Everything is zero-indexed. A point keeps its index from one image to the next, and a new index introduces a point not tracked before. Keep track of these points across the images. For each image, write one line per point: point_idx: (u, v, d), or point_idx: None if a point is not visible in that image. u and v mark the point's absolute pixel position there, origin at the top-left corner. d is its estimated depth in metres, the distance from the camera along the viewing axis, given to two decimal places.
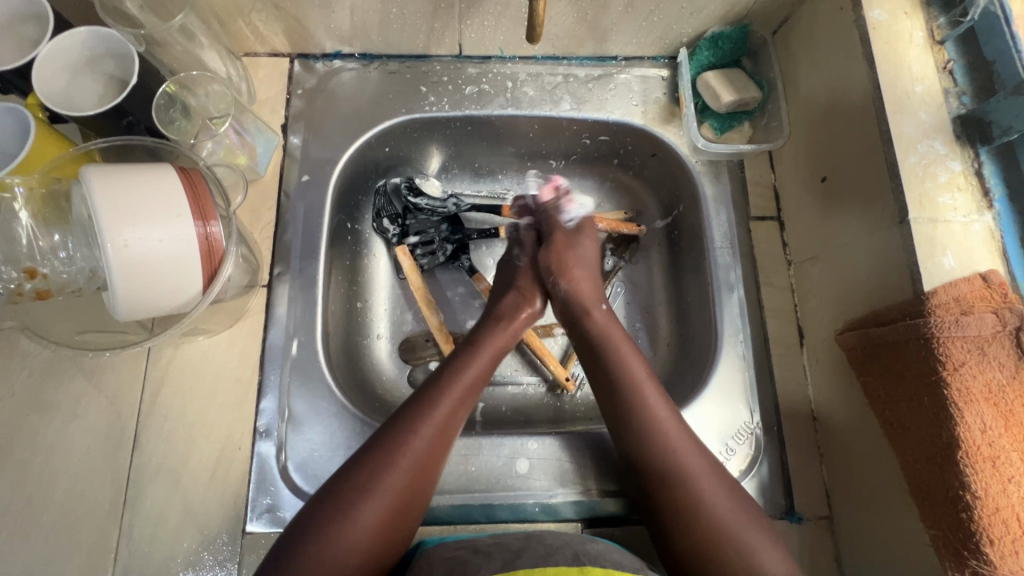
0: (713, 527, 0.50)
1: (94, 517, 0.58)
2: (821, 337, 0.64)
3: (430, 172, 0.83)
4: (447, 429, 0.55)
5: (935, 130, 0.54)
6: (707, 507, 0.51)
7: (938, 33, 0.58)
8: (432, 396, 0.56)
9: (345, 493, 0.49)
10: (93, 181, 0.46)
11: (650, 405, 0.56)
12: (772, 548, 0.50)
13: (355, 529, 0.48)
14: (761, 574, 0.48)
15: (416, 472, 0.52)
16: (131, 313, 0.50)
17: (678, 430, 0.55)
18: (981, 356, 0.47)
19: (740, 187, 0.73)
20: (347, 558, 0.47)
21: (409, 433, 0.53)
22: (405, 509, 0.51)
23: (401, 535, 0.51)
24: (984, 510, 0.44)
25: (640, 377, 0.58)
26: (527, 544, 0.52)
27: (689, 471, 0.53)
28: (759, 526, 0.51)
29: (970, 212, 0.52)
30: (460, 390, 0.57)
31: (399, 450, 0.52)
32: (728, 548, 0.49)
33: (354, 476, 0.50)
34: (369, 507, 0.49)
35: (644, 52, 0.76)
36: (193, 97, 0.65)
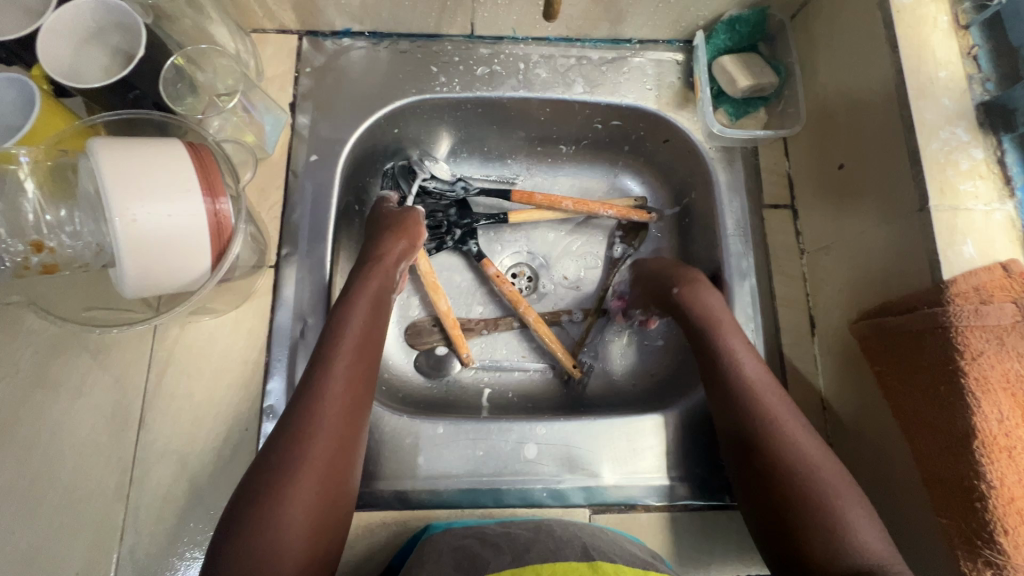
0: (809, 490, 0.51)
1: (100, 496, 0.58)
2: (832, 326, 0.64)
3: (440, 156, 0.82)
4: (346, 389, 0.54)
5: (957, 117, 0.53)
6: (808, 473, 0.52)
7: (964, 17, 0.56)
8: (322, 360, 0.55)
9: (262, 484, 0.48)
10: (101, 154, 0.45)
11: (749, 379, 0.58)
12: (869, 521, 0.50)
13: (283, 515, 0.47)
14: (857, 539, 0.49)
15: (331, 440, 0.51)
16: (139, 291, 0.49)
17: (783, 403, 0.56)
18: (1000, 346, 0.47)
19: (753, 174, 0.72)
20: (288, 544, 0.47)
21: (309, 406, 0.52)
22: (333, 476, 0.50)
23: (342, 503, 0.51)
24: (999, 500, 0.44)
25: (743, 355, 0.59)
26: (536, 537, 0.51)
27: (791, 438, 0.54)
28: (857, 496, 0.51)
29: (990, 200, 0.52)
30: (350, 347, 0.56)
31: (304, 424, 0.51)
32: (825, 510, 0.50)
33: (263, 465, 0.49)
34: (292, 490, 0.48)
35: (659, 35, 0.75)
36: (200, 73, 0.63)
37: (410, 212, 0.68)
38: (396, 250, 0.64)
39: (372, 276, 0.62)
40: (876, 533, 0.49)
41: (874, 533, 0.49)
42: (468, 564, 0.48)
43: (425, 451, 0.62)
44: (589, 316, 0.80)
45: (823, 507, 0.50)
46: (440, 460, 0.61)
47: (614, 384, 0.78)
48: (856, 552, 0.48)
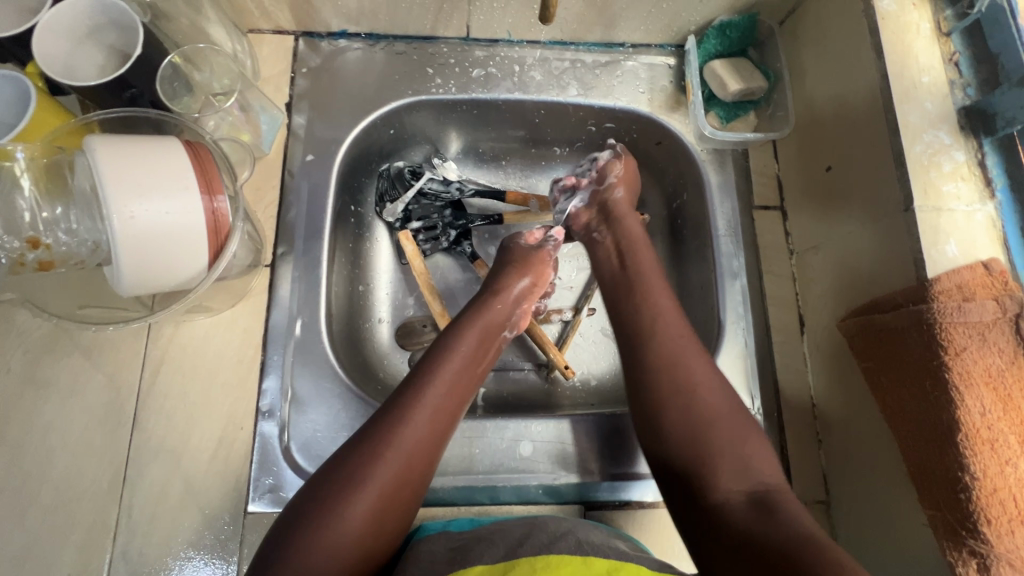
0: (704, 416, 0.52)
1: (93, 495, 0.57)
2: (821, 325, 0.65)
3: (451, 153, 0.83)
4: (443, 418, 0.54)
5: (940, 120, 0.55)
6: (699, 398, 0.53)
7: (945, 25, 0.58)
8: (422, 383, 0.55)
9: (346, 475, 0.48)
10: (98, 151, 0.45)
11: (677, 338, 0.57)
12: (763, 445, 0.51)
13: (349, 519, 0.46)
14: (756, 463, 0.49)
15: (412, 456, 0.51)
16: (135, 288, 0.49)
17: (697, 350, 0.56)
18: (981, 342, 0.49)
19: (743, 177, 0.74)
20: (344, 550, 0.46)
21: (402, 421, 0.52)
22: (400, 495, 0.50)
23: (399, 524, 0.50)
24: (982, 491, 0.46)
25: (667, 310, 0.59)
26: (529, 532, 0.51)
27: (693, 373, 0.54)
28: (747, 425, 0.52)
29: (972, 201, 0.53)
30: (456, 374, 0.57)
31: (391, 435, 0.51)
32: (725, 435, 0.50)
33: (339, 468, 0.49)
34: (357, 501, 0.47)
35: (651, 39, 0.76)
36: (196, 72, 0.63)
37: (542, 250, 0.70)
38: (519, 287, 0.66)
39: (484, 310, 0.63)
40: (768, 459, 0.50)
41: (769, 463, 0.50)
42: (461, 558, 0.48)
43: None
44: (577, 314, 0.80)
45: (724, 428, 0.51)
46: None
47: (608, 383, 0.79)
48: (765, 474, 0.49)
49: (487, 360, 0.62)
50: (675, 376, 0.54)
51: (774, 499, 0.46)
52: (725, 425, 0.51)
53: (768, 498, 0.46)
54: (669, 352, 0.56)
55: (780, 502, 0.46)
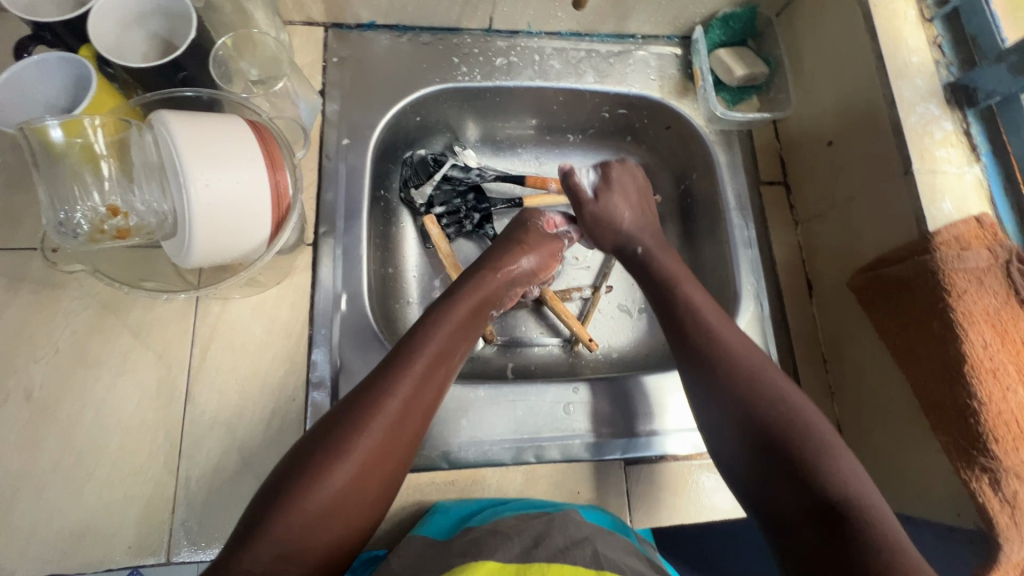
0: (785, 432, 0.51)
1: (149, 469, 0.58)
2: (829, 286, 0.71)
3: (469, 141, 0.87)
4: (422, 389, 0.53)
5: (929, 95, 0.62)
6: (780, 416, 0.52)
7: (928, 11, 0.65)
8: (402, 358, 0.54)
9: (324, 442, 0.48)
10: (173, 125, 0.48)
11: (747, 364, 0.56)
12: (847, 458, 0.50)
13: (327, 489, 0.46)
14: (836, 478, 0.48)
15: (392, 426, 0.51)
16: (203, 257, 0.51)
17: (778, 372, 0.56)
18: (979, 286, 0.55)
19: (749, 155, 0.80)
20: (323, 518, 0.46)
21: (381, 395, 0.51)
22: (379, 464, 0.49)
23: (382, 493, 0.51)
24: (989, 414, 0.51)
25: (729, 336, 0.59)
26: (546, 529, 0.52)
27: (764, 387, 0.54)
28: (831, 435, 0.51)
29: (962, 164, 0.60)
30: (438, 350, 0.56)
31: (370, 408, 0.50)
32: (797, 452, 0.50)
33: (316, 438, 0.49)
34: (335, 471, 0.47)
35: (660, 30, 0.82)
36: (240, 61, 0.66)
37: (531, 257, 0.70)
38: (519, 268, 0.68)
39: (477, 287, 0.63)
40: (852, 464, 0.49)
41: (854, 468, 0.49)
42: (474, 548, 0.50)
43: (468, 413, 0.65)
44: (597, 291, 0.85)
45: (799, 436, 0.51)
46: (483, 421, 0.64)
47: (629, 354, 0.84)
48: (829, 487, 0.48)
49: (469, 338, 0.61)
50: (751, 401, 0.54)
51: (850, 514, 0.46)
52: (806, 434, 0.51)
53: (843, 513, 0.46)
54: (740, 379, 0.55)
55: (855, 515, 0.46)
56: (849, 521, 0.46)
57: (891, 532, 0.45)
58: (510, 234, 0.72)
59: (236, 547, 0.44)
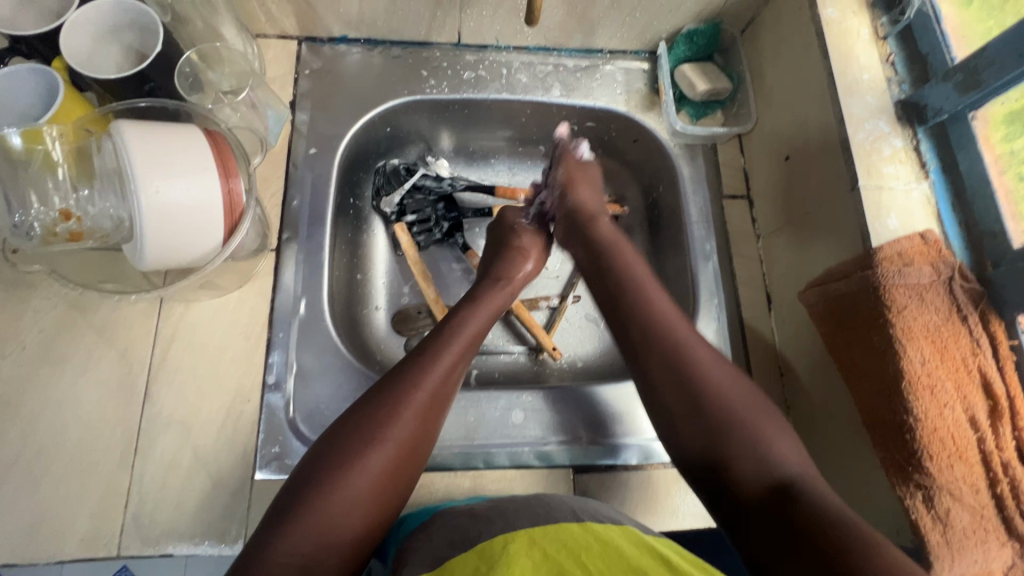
0: (727, 411, 0.52)
1: (106, 464, 0.60)
2: (785, 299, 0.71)
3: (442, 151, 0.88)
4: (445, 383, 0.56)
5: (879, 111, 0.63)
6: (718, 395, 0.53)
7: (881, 30, 0.66)
8: (427, 353, 0.57)
9: (358, 428, 0.51)
10: (128, 134, 0.50)
11: (695, 351, 0.56)
12: (784, 435, 0.51)
13: (356, 477, 0.48)
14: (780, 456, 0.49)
15: (422, 414, 0.53)
16: (155, 260, 0.53)
17: (706, 349, 0.57)
18: (920, 302, 0.55)
19: (713, 168, 0.81)
20: (355, 506, 0.47)
21: (405, 387, 0.54)
22: (410, 451, 0.52)
23: (403, 489, 0.51)
24: (924, 430, 0.51)
25: (682, 328, 0.58)
26: (525, 506, 0.54)
27: (699, 361, 0.55)
28: (768, 415, 0.52)
29: (910, 180, 0.60)
30: (460, 346, 0.59)
31: (397, 400, 0.52)
32: (737, 429, 0.51)
33: (350, 425, 0.51)
34: (369, 456, 0.49)
35: (627, 46, 0.83)
36: (209, 72, 0.69)
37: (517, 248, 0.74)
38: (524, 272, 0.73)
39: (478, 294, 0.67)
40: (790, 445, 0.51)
41: (791, 450, 0.50)
42: (463, 538, 0.50)
43: None
44: (563, 301, 0.85)
45: (740, 420, 0.52)
46: None
47: (593, 364, 0.84)
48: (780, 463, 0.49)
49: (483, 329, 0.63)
50: (693, 380, 0.54)
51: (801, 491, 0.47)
52: (737, 419, 0.52)
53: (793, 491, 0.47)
54: (681, 363, 0.55)
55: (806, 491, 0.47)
56: (803, 497, 0.46)
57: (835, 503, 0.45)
58: (501, 241, 0.76)
59: (267, 540, 0.45)
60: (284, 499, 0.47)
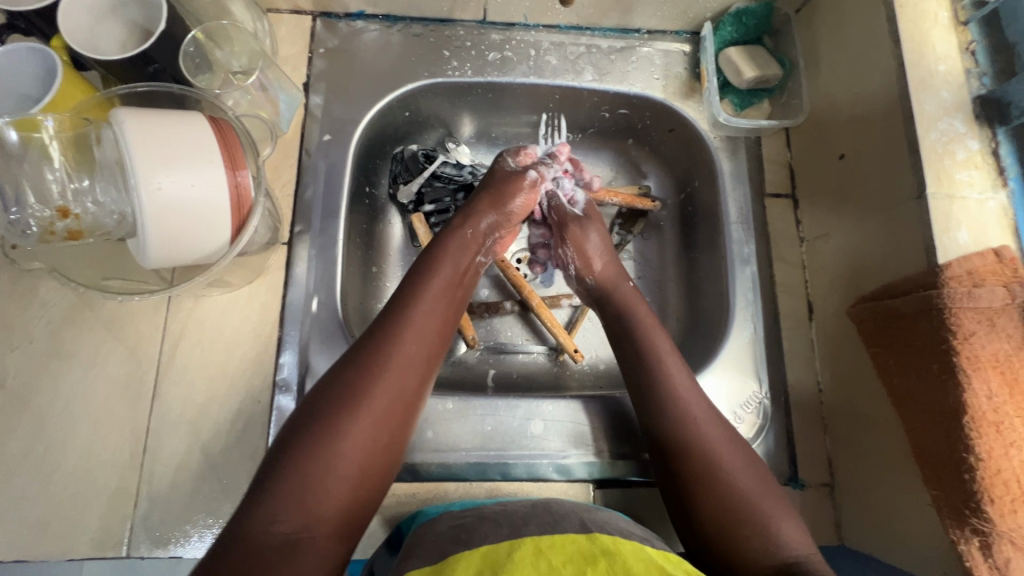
0: (715, 484, 0.51)
1: (115, 463, 0.59)
2: (830, 312, 0.66)
3: (463, 137, 0.82)
4: (418, 350, 0.54)
5: (955, 109, 0.56)
6: (708, 447, 0.53)
7: (963, 13, 0.58)
8: (401, 314, 0.55)
9: (330, 407, 0.48)
10: (128, 123, 0.46)
11: (699, 418, 0.55)
12: (788, 515, 0.49)
13: (341, 444, 0.47)
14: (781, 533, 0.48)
15: (397, 390, 0.51)
16: (159, 259, 0.50)
17: (692, 388, 0.58)
18: (990, 328, 0.49)
19: (756, 164, 0.74)
20: (335, 486, 0.46)
21: (382, 350, 0.52)
22: (386, 427, 0.50)
23: (388, 462, 0.50)
24: (986, 472, 0.47)
25: (685, 391, 0.57)
26: (534, 512, 0.52)
27: (680, 397, 0.57)
28: (775, 495, 0.51)
29: (985, 189, 0.54)
30: (433, 316, 0.57)
31: (374, 364, 0.51)
32: (731, 496, 0.50)
33: (319, 403, 0.49)
34: (344, 438, 0.47)
35: (667, 25, 0.76)
36: (217, 50, 0.64)
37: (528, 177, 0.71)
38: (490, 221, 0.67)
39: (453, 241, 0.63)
40: (796, 529, 0.48)
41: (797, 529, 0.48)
42: (466, 536, 0.49)
43: (434, 426, 0.63)
44: None
45: (748, 503, 0.50)
46: (449, 435, 0.63)
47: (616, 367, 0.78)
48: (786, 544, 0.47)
49: (464, 286, 0.62)
50: (687, 444, 0.54)
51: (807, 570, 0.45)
52: (745, 500, 0.50)
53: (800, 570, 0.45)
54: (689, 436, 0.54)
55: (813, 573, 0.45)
56: None
57: None
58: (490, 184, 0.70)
59: (244, 516, 0.43)
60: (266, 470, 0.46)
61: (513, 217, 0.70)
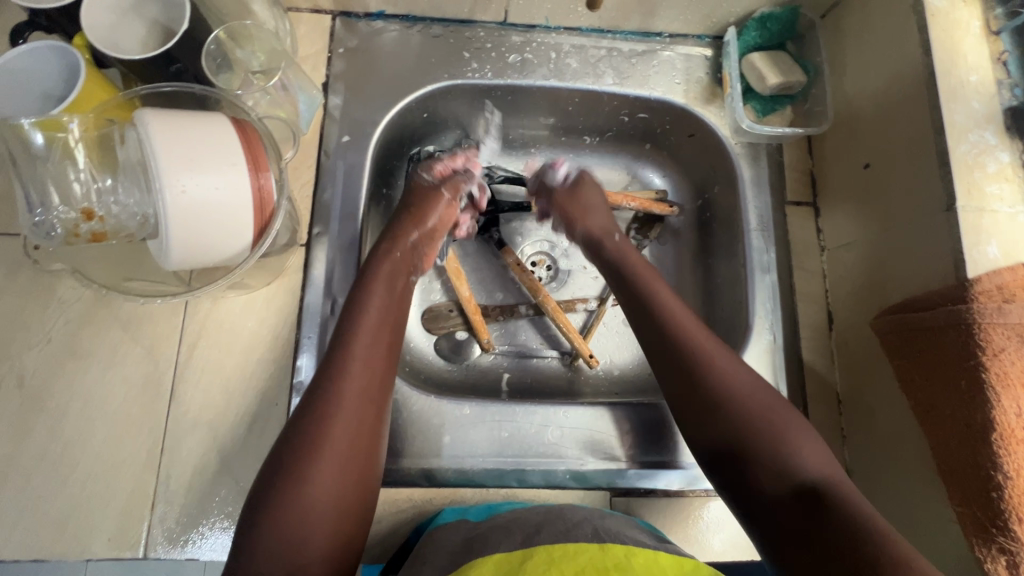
0: (733, 409, 0.51)
1: (132, 463, 0.59)
2: (851, 322, 0.66)
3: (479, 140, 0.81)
4: (371, 362, 0.53)
5: (986, 120, 0.55)
6: (710, 373, 0.53)
7: (994, 23, 0.57)
8: (349, 329, 0.54)
9: (293, 446, 0.47)
10: (152, 125, 0.46)
11: (692, 336, 0.56)
12: (808, 437, 0.49)
13: (307, 483, 0.46)
14: (798, 459, 0.48)
15: (360, 408, 0.50)
16: (181, 261, 0.50)
17: (677, 304, 0.59)
18: (1020, 344, 0.48)
19: (777, 171, 0.74)
20: (314, 522, 0.45)
21: (337, 379, 0.50)
22: (356, 451, 0.49)
23: (366, 487, 0.49)
24: (1015, 490, 0.46)
25: (678, 313, 0.58)
26: (550, 520, 0.52)
27: (672, 317, 0.57)
28: (799, 419, 0.51)
29: (1015, 203, 0.53)
30: (377, 323, 0.55)
31: (334, 389, 0.50)
32: (738, 418, 0.50)
33: (290, 441, 0.48)
34: (315, 471, 0.46)
35: (690, 29, 0.75)
36: (238, 50, 0.63)
37: (442, 193, 0.70)
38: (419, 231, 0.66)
39: (392, 257, 0.62)
40: (817, 453, 0.48)
41: (817, 452, 0.48)
42: (477, 546, 0.48)
43: (451, 431, 0.63)
44: (603, 304, 0.77)
45: (752, 425, 0.50)
46: (466, 440, 0.63)
47: (631, 373, 0.78)
48: (805, 466, 0.47)
49: (405, 294, 0.61)
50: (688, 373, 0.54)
51: (828, 493, 0.45)
52: (745, 408, 0.51)
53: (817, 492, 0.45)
54: (693, 360, 0.54)
55: (832, 494, 0.45)
56: (830, 502, 0.44)
57: (859, 504, 0.44)
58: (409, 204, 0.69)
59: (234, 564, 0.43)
60: (247, 518, 0.45)
61: (435, 230, 0.69)
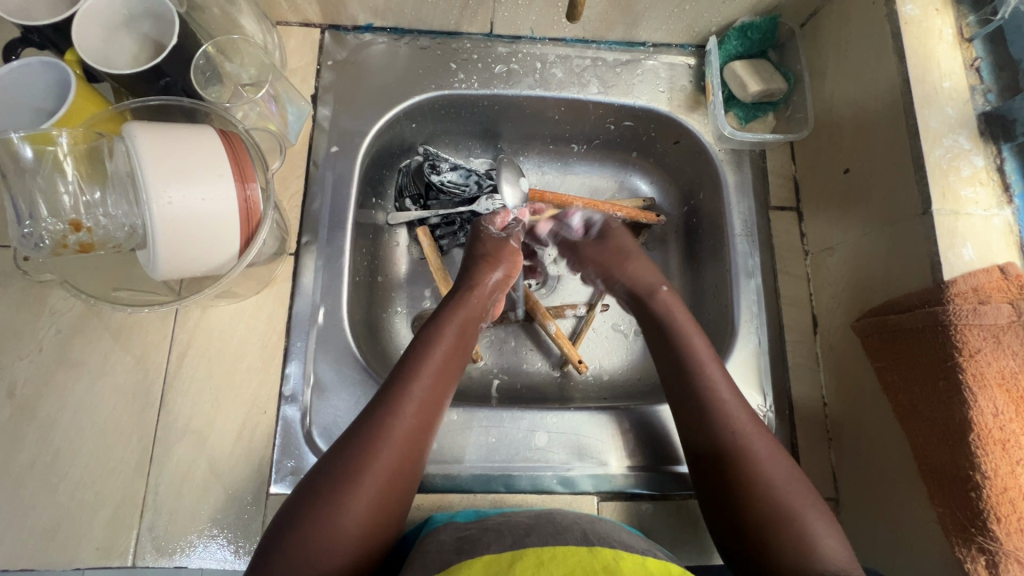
0: (759, 480, 0.52)
1: (122, 471, 0.59)
2: (835, 325, 0.66)
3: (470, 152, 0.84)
4: (428, 403, 0.54)
5: (960, 125, 0.56)
6: (736, 441, 0.54)
7: (967, 31, 0.59)
8: (414, 367, 0.56)
9: (337, 472, 0.48)
10: (140, 137, 0.47)
11: (724, 401, 0.57)
12: (828, 527, 0.50)
13: (347, 507, 0.47)
14: (818, 550, 0.49)
15: (405, 447, 0.51)
16: (168, 270, 0.50)
17: (716, 369, 0.59)
18: (996, 344, 0.49)
19: (760, 177, 0.75)
20: (340, 548, 0.46)
21: (390, 413, 0.52)
22: (395, 486, 0.50)
23: (393, 521, 0.50)
24: (993, 490, 0.47)
25: (716, 382, 0.58)
26: (535, 523, 0.52)
27: (716, 388, 0.57)
28: (817, 503, 0.52)
29: (990, 206, 0.54)
30: (441, 364, 0.57)
31: (385, 423, 0.51)
32: (762, 498, 0.51)
33: (331, 467, 0.49)
34: (354, 497, 0.47)
35: (673, 39, 0.77)
36: (228, 64, 0.65)
37: (511, 242, 0.70)
38: (490, 281, 0.65)
39: (464, 303, 0.63)
40: (836, 545, 0.49)
41: (834, 542, 0.49)
42: (467, 547, 0.49)
43: (438, 437, 0.63)
44: (591, 310, 0.78)
45: (779, 507, 0.51)
46: (453, 446, 0.63)
47: (621, 377, 0.78)
48: (819, 559, 0.48)
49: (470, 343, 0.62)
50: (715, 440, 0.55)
51: None
52: (775, 487, 0.52)
53: None
54: (726, 434, 0.55)
55: None
56: None
57: None
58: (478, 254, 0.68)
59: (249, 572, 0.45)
60: (276, 531, 0.46)
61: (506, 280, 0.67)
